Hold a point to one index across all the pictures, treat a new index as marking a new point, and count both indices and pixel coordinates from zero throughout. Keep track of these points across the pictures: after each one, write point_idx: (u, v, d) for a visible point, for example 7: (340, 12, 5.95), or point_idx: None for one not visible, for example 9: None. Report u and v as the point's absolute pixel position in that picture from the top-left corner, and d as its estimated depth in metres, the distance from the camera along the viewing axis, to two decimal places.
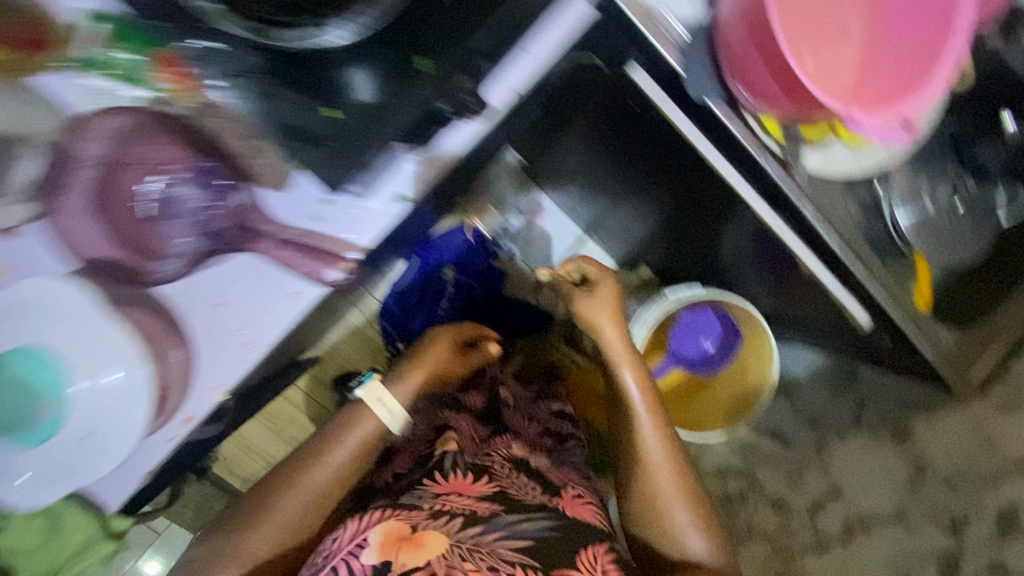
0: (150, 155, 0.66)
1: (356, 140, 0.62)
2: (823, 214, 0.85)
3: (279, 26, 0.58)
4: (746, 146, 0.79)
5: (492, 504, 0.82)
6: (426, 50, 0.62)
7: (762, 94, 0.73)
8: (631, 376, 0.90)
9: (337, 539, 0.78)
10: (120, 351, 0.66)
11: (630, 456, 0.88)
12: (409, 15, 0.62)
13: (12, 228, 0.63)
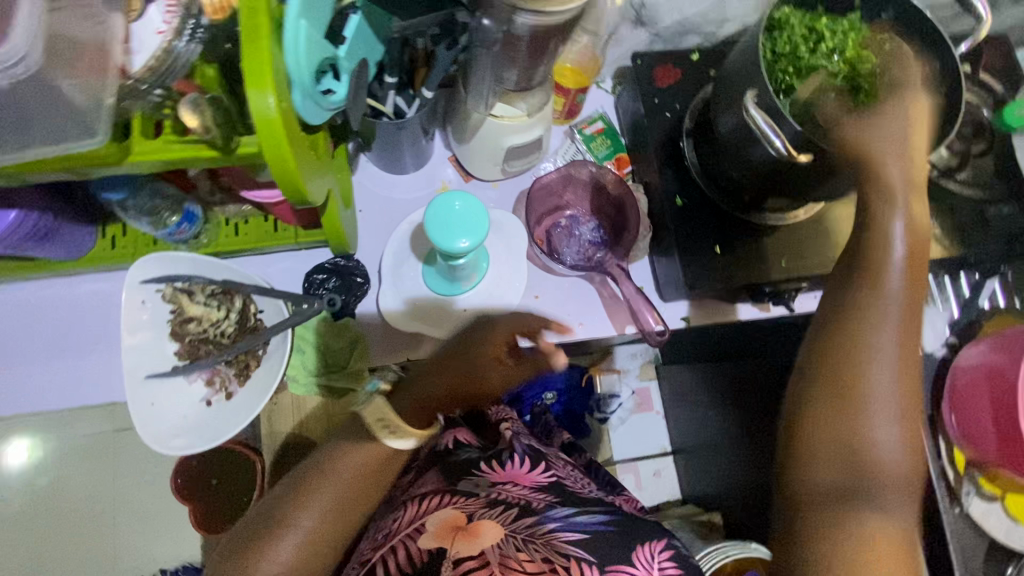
0: (568, 196, 0.98)
1: (714, 266, 0.87)
2: (962, 559, 0.93)
3: (719, 186, 0.87)
4: (930, 459, 0.96)
5: (547, 496, 0.81)
6: (788, 252, 0.88)
7: (978, 442, 0.91)
8: (867, 312, 0.64)
9: (398, 520, 0.81)
10: (510, 283, 0.91)
11: (845, 340, 0.64)
12: (793, 231, 0.89)
13: (470, 176, 0.96)
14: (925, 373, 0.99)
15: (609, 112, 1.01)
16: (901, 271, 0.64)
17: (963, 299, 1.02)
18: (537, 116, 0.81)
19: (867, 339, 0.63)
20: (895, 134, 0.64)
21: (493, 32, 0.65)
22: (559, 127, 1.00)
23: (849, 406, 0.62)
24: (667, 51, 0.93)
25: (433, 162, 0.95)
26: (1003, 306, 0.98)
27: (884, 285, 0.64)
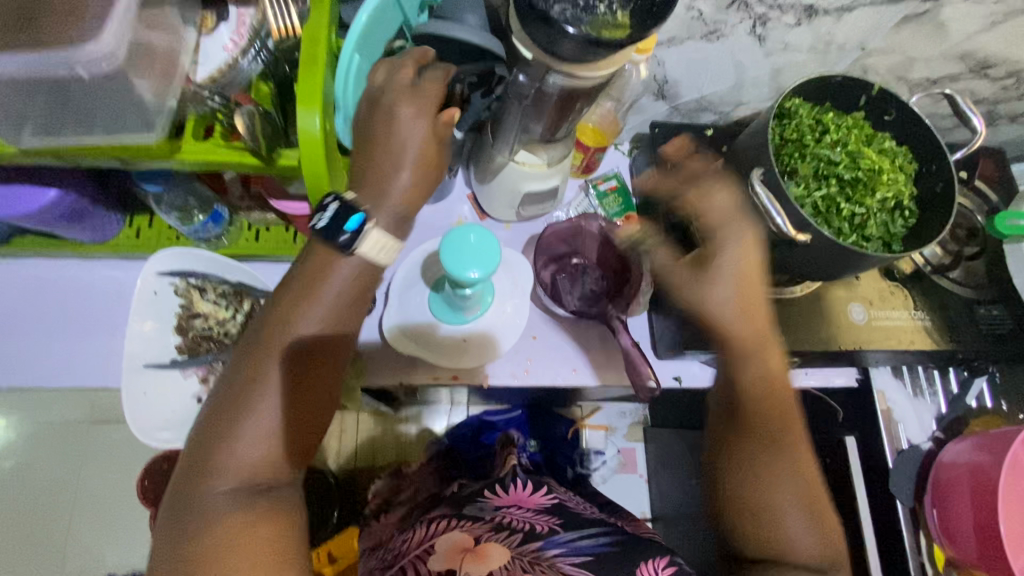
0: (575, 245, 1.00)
1: None
2: None
3: None
4: (909, 553, 0.97)
5: (550, 520, 0.85)
6: (781, 327, 0.91)
7: (961, 539, 0.91)
8: (765, 437, 0.70)
9: (409, 542, 0.83)
10: (511, 320, 0.91)
11: (753, 471, 0.69)
12: (786, 306, 0.92)
13: (484, 215, 1.00)
14: (909, 464, 1.01)
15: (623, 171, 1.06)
16: (773, 401, 0.72)
17: (952, 394, 1.04)
18: (555, 167, 0.86)
19: (767, 461, 0.69)
20: (734, 291, 0.72)
21: (527, 88, 0.69)
22: (575, 180, 1.05)
23: (763, 531, 0.67)
24: (684, 124, 0.99)
25: (450, 197, 1.00)
26: (988, 406, 1.03)
27: (772, 413, 0.71)
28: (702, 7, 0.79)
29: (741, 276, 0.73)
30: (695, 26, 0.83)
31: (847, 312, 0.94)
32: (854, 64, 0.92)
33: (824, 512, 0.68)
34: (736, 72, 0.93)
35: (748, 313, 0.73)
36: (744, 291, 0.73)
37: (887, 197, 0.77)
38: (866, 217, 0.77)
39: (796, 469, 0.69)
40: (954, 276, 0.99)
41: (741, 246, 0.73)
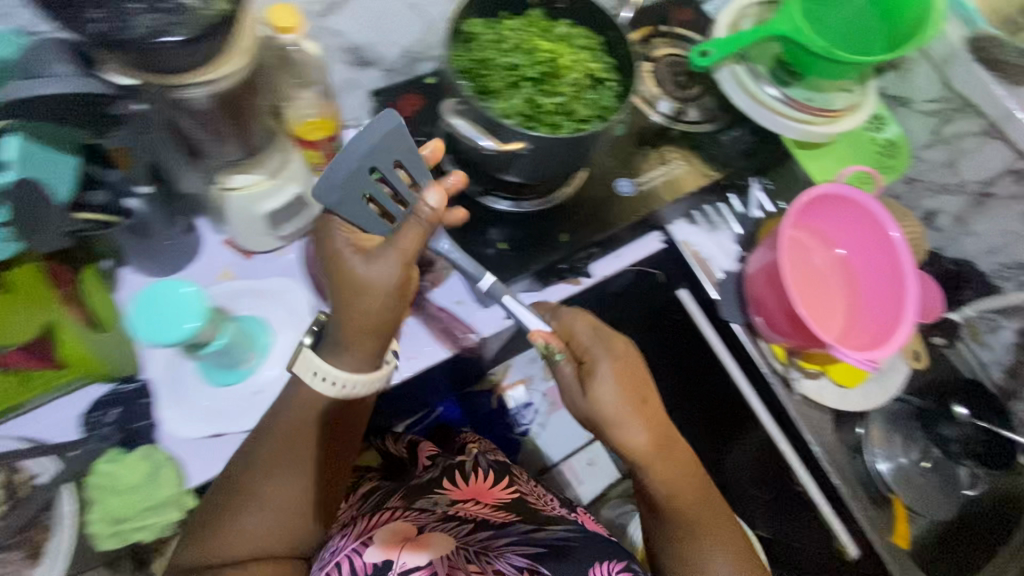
0: None
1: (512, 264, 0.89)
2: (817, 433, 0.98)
3: (491, 192, 0.89)
4: (760, 363, 0.99)
5: (509, 513, 0.81)
6: (569, 229, 0.92)
7: (775, 324, 0.93)
8: (661, 482, 0.72)
9: (344, 537, 0.76)
10: None
11: (682, 513, 0.73)
12: (571, 210, 0.93)
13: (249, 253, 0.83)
14: (731, 288, 1.01)
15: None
16: (673, 451, 0.73)
17: (739, 213, 1.04)
18: (284, 174, 0.74)
19: (671, 495, 0.73)
20: (642, 429, 0.70)
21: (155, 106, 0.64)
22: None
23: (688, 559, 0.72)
24: (406, 82, 0.94)
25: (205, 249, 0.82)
26: (772, 209, 1.04)
27: (669, 465, 0.72)
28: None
29: (640, 392, 0.71)
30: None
31: (613, 189, 0.94)
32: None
33: (722, 536, 0.73)
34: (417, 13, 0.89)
35: (650, 429, 0.71)
36: (626, 411, 0.69)
37: (584, 80, 0.81)
38: (573, 102, 0.80)
39: (698, 511, 0.73)
40: (695, 118, 0.99)
41: (614, 368, 0.70)
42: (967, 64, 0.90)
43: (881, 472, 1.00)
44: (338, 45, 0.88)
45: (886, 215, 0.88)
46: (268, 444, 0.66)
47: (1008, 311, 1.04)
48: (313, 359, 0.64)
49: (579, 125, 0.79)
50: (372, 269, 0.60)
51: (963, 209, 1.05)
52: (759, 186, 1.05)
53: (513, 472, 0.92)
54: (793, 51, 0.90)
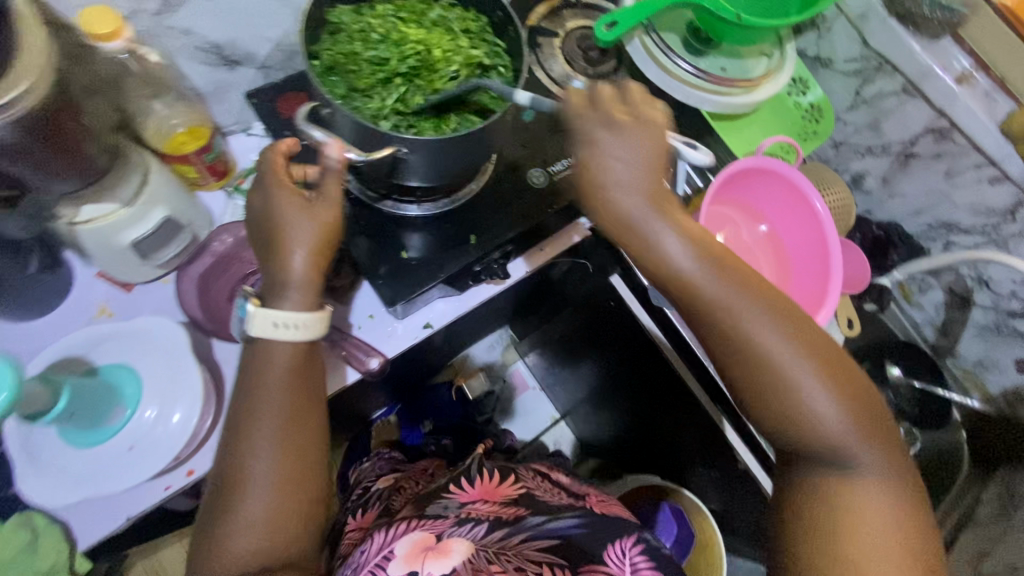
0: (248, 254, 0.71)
1: (418, 275, 0.70)
2: None
3: (387, 197, 0.71)
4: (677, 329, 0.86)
5: (516, 507, 0.66)
6: (476, 227, 0.72)
7: None
8: (773, 342, 0.53)
9: (362, 552, 0.62)
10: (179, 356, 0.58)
11: (763, 382, 0.54)
12: (487, 201, 0.73)
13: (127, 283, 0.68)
14: None
15: None
16: (777, 303, 0.55)
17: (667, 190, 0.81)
18: (144, 200, 0.60)
19: (769, 351, 0.53)
20: (707, 266, 0.54)
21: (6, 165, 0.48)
22: (218, 193, 0.74)
23: (791, 421, 0.54)
24: (287, 78, 0.72)
25: (77, 285, 0.68)
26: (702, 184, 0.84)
27: (762, 312, 0.54)
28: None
29: (715, 249, 0.55)
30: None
31: (522, 181, 0.75)
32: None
33: (864, 403, 0.54)
34: (284, 3, 0.64)
35: (719, 275, 0.54)
36: (660, 211, 0.54)
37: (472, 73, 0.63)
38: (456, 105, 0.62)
39: (809, 356, 0.53)
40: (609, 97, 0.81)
41: (640, 136, 0.54)
42: (882, 21, 0.77)
43: None
44: (191, 47, 0.63)
45: (809, 185, 0.76)
46: (260, 381, 0.57)
47: (940, 275, 0.90)
48: (266, 313, 0.56)
49: (459, 129, 0.60)
50: (289, 279, 0.57)
51: (889, 170, 0.89)
52: (685, 162, 0.81)
53: (529, 467, 0.79)
54: (703, 14, 0.76)
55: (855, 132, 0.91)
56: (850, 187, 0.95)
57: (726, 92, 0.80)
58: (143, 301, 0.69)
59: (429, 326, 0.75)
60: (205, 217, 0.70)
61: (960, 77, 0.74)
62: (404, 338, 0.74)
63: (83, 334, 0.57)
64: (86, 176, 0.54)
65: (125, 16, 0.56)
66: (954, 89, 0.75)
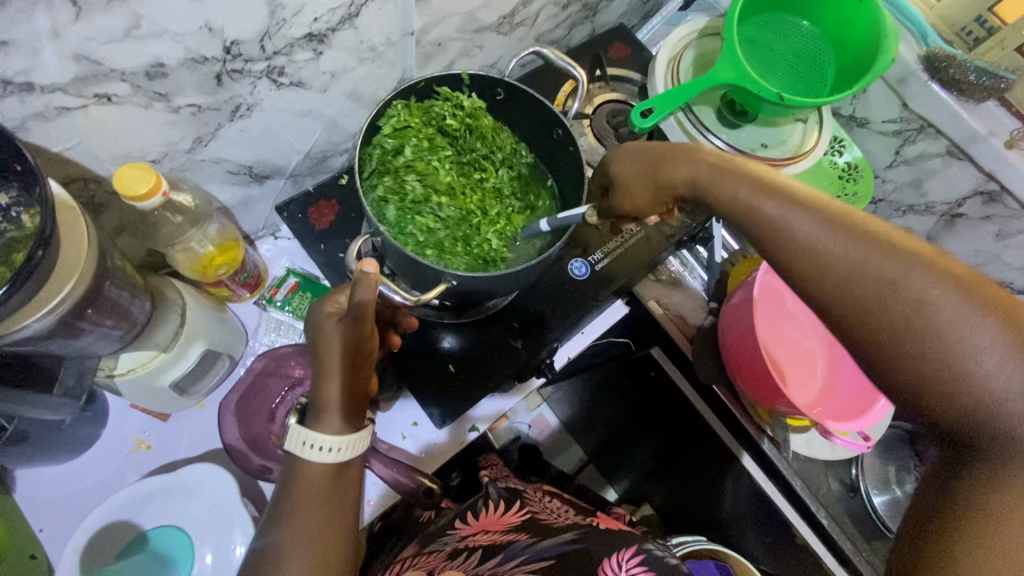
0: (287, 368, 0.68)
1: (468, 387, 0.69)
2: (812, 491, 0.85)
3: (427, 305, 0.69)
4: (743, 425, 0.84)
5: (518, 531, 0.66)
6: (523, 330, 0.71)
7: (751, 387, 0.76)
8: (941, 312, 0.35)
9: None
10: (225, 498, 0.56)
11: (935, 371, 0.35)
12: (526, 301, 0.72)
13: (161, 413, 0.64)
14: (705, 349, 0.85)
15: (308, 261, 0.74)
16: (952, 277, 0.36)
17: (704, 260, 0.90)
18: (182, 340, 0.57)
19: (949, 341, 0.35)
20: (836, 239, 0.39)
21: (66, 341, 0.45)
22: (250, 304, 0.70)
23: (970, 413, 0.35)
24: (319, 187, 0.70)
25: (112, 420, 0.64)
26: (735, 249, 0.89)
27: (925, 276, 0.36)
28: (171, 51, 0.44)
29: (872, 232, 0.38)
30: (202, 75, 0.47)
31: (564, 275, 0.74)
32: (467, 22, 0.66)
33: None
34: (315, 119, 0.62)
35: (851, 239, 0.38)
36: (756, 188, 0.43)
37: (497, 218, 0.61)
38: (455, 226, 0.59)
39: (1004, 336, 0.34)
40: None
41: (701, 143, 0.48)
42: (923, 85, 0.76)
43: (880, 510, 0.87)
44: (222, 172, 0.60)
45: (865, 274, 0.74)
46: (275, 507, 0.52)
47: None
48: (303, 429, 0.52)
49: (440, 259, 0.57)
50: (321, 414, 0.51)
51: (934, 229, 0.89)
52: (720, 224, 0.88)
53: (547, 494, 0.80)
54: (739, 92, 0.73)
55: (895, 190, 0.89)
56: None
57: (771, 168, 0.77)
58: (180, 429, 0.65)
59: (474, 428, 0.74)
60: (239, 334, 0.67)
61: (1009, 141, 0.73)
62: (449, 444, 0.73)
63: (125, 495, 0.54)
64: (126, 328, 0.52)
65: (156, 159, 0.52)
66: (1004, 153, 0.74)
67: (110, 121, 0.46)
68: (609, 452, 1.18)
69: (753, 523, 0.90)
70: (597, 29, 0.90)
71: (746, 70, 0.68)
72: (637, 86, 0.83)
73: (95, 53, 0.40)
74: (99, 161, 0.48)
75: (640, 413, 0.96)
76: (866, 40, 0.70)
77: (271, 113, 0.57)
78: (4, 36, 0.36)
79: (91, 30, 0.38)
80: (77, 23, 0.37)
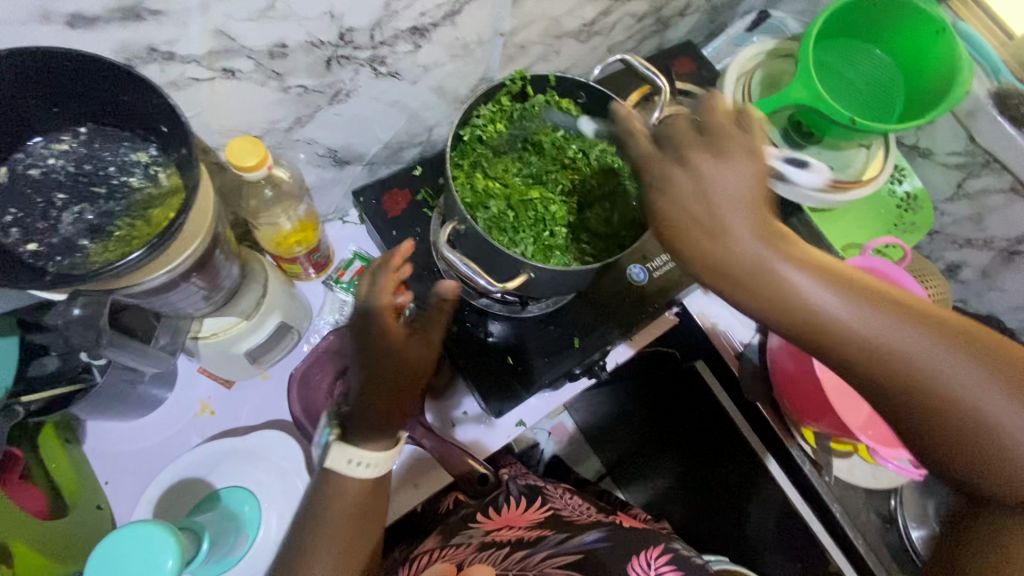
0: None
1: (525, 381, 0.70)
2: (851, 518, 0.84)
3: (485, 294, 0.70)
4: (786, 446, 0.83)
5: (543, 528, 0.67)
6: (580, 328, 0.73)
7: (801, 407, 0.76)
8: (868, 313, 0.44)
9: None
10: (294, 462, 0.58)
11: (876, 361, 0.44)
12: (584, 301, 0.74)
13: (228, 379, 0.67)
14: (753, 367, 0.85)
15: (373, 247, 0.76)
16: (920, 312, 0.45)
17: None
18: (263, 310, 0.59)
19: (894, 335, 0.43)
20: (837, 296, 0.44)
21: (172, 296, 0.48)
22: (317, 283, 0.72)
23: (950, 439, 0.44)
24: (393, 175, 0.72)
25: (181, 383, 0.66)
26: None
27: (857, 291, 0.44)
28: (295, 33, 0.46)
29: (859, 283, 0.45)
30: (316, 58, 0.50)
31: (622, 279, 0.74)
32: (551, 27, 0.68)
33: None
34: (401, 109, 0.65)
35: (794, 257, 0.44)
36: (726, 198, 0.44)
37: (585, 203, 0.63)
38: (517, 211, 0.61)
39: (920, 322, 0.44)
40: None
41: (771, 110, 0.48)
42: (993, 120, 0.76)
43: (918, 543, 0.84)
44: (311, 154, 0.62)
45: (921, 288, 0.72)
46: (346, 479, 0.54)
47: None
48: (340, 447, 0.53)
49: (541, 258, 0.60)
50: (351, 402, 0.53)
51: (991, 265, 0.88)
52: None
53: (568, 491, 0.81)
54: (808, 114, 0.74)
55: (953, 223, 0.89)
56: (945, 276, 0.95)
57: (831, 191, 0.78)
58: (243, 397, 0.67)
59: (522, 423, 0.74)
60: (305, 311, 0.69)
61: None
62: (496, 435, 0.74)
63: (199, 454, 0.57)
64: (217, 292, 0.54)
65: (259, 134, 0.55)
66: None
67: (229, 96, 0.48)
68: (627, 462, 1.18)
69: (778, 546, 0.88)
70: (663, 44, 0.91)
71: (820, 92, 0.69)
72: (702, 101, 0.84)
73: (233, 29, 0.43)
74: (211, 133, 0.51)
75: (672, 420, 0.96)
76: (940, 71, 0.71)
77: (365, 100, 0.59)
78: (161, 7, 0.38)
79: (233, 8, 0.41)
80: (224, 1, 0.40)
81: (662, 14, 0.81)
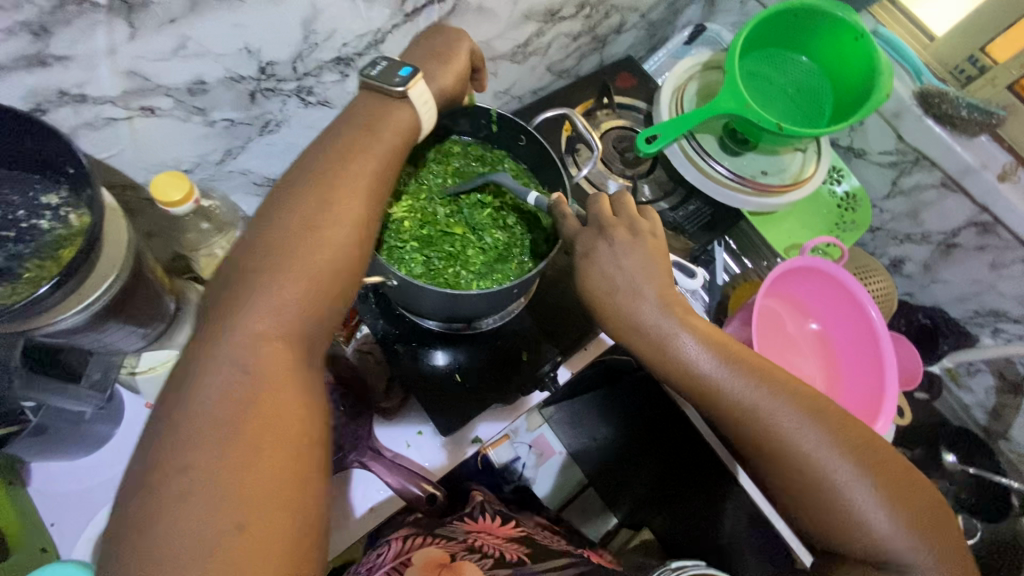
0: None
1: (478, 399, 0.71)
2: None
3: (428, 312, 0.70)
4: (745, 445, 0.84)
5: (521, 547, 0.65)
6: (530, 342, 0.74)
7: None
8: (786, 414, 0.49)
9: (380, 554, 0.61)
10: None
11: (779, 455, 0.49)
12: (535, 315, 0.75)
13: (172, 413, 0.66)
14: None
15: None
16: (828, 418, 0.50)
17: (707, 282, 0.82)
18: None
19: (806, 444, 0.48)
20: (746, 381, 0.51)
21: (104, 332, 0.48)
22: None
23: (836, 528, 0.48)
24: None
25: (127, 418, 0.66)
26: (738, 273, 0.84)
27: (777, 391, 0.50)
28: (213, 70, 0.47)
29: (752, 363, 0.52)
30: (238, 92, 0.51)
31: (569, 290, 0.76)
32: (483, 51, 0.70)
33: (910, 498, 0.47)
34: None
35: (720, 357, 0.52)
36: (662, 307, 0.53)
37: (486, 240, 0.63)
38: (423, 232, 0.63)
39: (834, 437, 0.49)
40: (648, 196, 0.82)
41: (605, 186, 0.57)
42: (918, 119, 0.79)
43: None
44: (247, 184, 0.63)
45: (865, 291, 0.74)
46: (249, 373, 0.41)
47: (991, 362, 0.92)
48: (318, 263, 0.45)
49: (426, 279, 0.60)
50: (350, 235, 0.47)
51: (931, 258, 0.91)
52: (722, 247, 0.84)
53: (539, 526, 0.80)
54: (740, 123, 0.77)
55: (892, 219, 0.92)
56: (890, 271, 0.98)
57: (769, 193, 0.80)
58: None
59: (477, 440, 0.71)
60: None
61: (1001, 173, 0.76)
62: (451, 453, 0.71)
63: None
64: (154, 325, 0.55)
65: (189, 168, 0.56)
66: (997, 185, 0.77)
67: (151, 132, 0.49)
68: (605, 475, 1.17)
69: (750, 543, 0.88)
70: (604, 60, 0.93)
71: (747, 101, 0.71)
72: (642, 114, 0.86)
73: (145, 69, 0.44)
74: (136, 168, 0.52)
75: (643, 430, 0.97)
76: (862, 77, 0.74)
77: (298, 130, 0.60)
78: (66, 52, 0.39)
79: (143, 49, 0.42)
80: (132, 42, 0.41)
81: (597, 31, 0.84)
